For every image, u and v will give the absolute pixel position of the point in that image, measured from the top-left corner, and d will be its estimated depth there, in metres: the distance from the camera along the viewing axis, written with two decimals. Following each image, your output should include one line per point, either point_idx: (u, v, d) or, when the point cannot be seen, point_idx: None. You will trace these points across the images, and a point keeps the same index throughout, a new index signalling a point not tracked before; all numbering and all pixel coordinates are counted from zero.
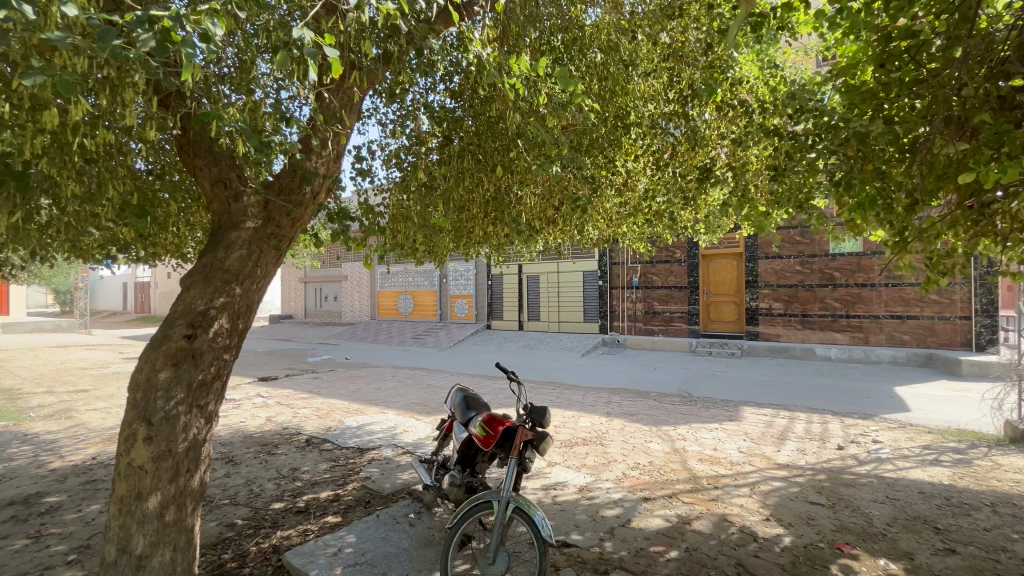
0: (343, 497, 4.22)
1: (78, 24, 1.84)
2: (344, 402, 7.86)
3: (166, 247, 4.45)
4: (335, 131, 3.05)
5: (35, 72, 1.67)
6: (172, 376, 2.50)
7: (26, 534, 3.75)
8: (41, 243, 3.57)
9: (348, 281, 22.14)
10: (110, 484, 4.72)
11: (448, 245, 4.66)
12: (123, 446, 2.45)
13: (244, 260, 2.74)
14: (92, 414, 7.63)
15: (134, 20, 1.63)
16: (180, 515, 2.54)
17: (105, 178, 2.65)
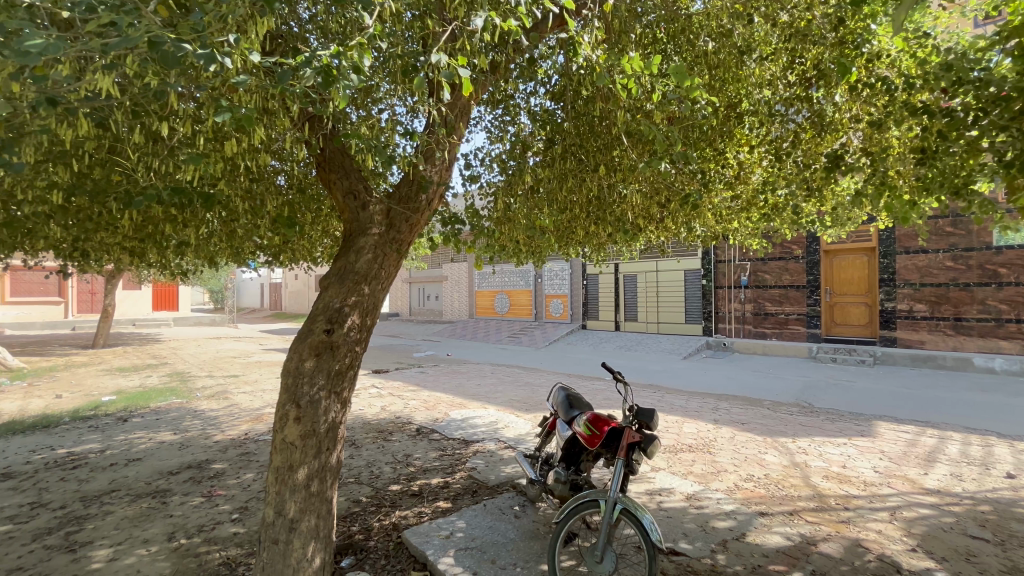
0: (452, 485, 4.48)
1: (254, 67, 2.20)
2: (449, 396, 8.31)
3: (303, 253, 5.09)
4: (450, 140, 3.25)
5: (225, 109, 2.01)
6: (315, 365, 2.86)
7: (201, 493, 4.51)
8: (213, 251, 4.28)
9: (448, 282, 23.32)
10: (260, 457, 5.50)
11: (551, 245, 4.77)
12: (278, 423, 2.84)
13: (372, 263, 3.04)
14: (242, 396, 8.92)
15: (304, 61, 1.93)
16: (322, 487, 2.89)
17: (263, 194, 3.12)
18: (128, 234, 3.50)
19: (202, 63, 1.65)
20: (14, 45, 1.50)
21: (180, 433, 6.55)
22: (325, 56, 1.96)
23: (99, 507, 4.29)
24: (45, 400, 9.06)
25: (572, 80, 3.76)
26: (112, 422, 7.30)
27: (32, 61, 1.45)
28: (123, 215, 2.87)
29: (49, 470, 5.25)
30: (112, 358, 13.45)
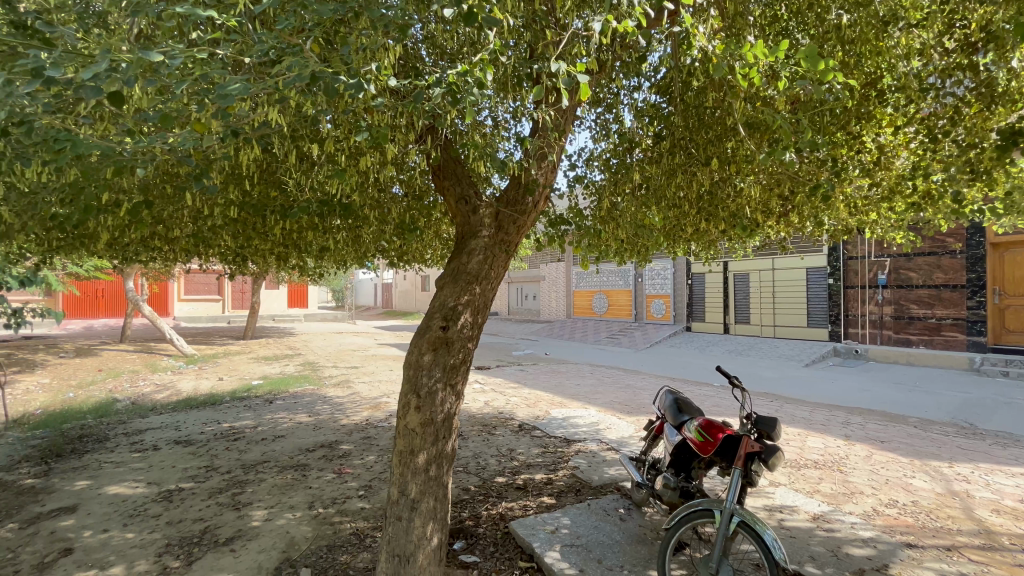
0: (556, 482, 4.55)
1: (385, 90, 2.45)
2: (549, 394, 8.40)
3: (418, 255, 5.52)
4: (554, 143, 3.30)
5: (364, 129, 2.27)
6: (433, 359, 3.08)
7: (333, 470, 5.10)
8: (344, 255, 4.81)
9: (546, 282, 23.56)
10: (379, 441, 6.05)
11: (657, 243, 4.64)
12: (401, 411, 3.10)
13: (483, 264, 3.20)
14: (362, 386, 9.87)
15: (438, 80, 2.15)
16: (439, 473, 3.11)
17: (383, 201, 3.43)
18: (280, 243, 4.10)
19: (352, 91, 1.91)
20: (216, 91, 1.86)
21: (313, 416, 7.44)
22: (453, 75, 2.15)
23: (255, 474, 5.05)
24: (211, 381, 10.82)
25: (682, 71, 3.60)
26: (261, 403, 8.51)
27: (229, 102, 1.78)
28: (278, 226, 3.38)
29: (217, 440, 6.28)
30: (258, 348, 15.64)
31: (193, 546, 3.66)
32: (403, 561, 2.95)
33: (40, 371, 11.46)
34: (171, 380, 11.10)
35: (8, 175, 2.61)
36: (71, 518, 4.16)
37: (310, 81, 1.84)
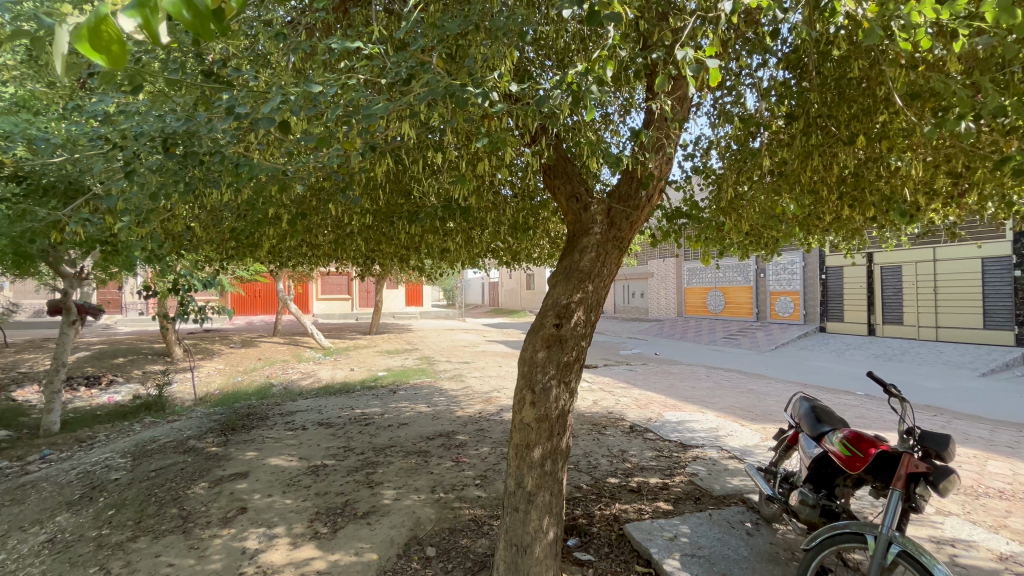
0: (672, 488, 4.35)
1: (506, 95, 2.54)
2: (661, 396, 8.05)
3: (528, 254, 5.65)
4: (669, 136, 3.16)
5: (485, 135, 2.40)
6: (547, 355, 3.12)
7: (451, 458, 5.42)
8: (461, 255, 5.09)
9: (654, 278, 22.64)
10: (492, 434, 6.29)
11: (790, 233, 4.23)
12: (517, 405, 3.18)
13: (595, 262, 3.15)
14: (474, 380, 10.36)
15: (561, 82, 2.20)
16: (554, 468, 3.15)
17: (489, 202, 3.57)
18: (404, 246, 4.48)
19: (478, 99, 2.04)
20: (360, 113, 2.09)
21: (431, 406, 7.98)
22: (574, 74, 2.18)
23: (385, 457, 5.56)
24: (344, 371, 12.13)
25: (821, 41, 3.20)
26: (386, 392, 9.34)
27: (372, 121, 2.00)
28: (406, 230, 3.70)
29: (352, 424, 7.02)
30: (383, 342, 17.21)
31: (337, 516, 4.14)
32: (521, 551, 3.04)
33: (217, 358, 13.79)
34: (313, 369, 12.66)
35: (202, 198, 3.18)
36: (244, 482, 4.95)
37: (443, 95, 2.01)
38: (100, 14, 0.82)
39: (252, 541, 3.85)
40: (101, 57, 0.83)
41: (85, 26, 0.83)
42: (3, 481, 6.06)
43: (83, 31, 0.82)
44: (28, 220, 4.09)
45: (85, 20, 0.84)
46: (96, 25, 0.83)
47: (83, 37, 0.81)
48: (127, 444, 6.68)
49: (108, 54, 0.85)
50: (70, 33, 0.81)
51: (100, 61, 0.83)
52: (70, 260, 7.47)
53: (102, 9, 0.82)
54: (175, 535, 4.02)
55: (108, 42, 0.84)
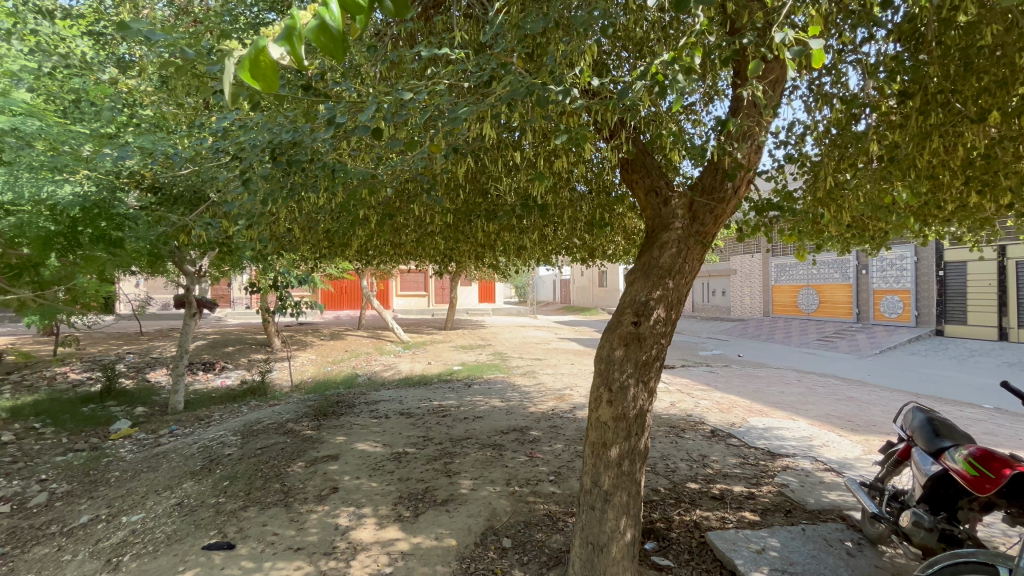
0: (759, 497, 4.09)
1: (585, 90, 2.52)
2: (746, 400, 7.57)
3: (604, 251, 5.56)
4: (759, 123, 2.96)
5: (563, 132, 2.40)
6: (624, 354, 3.04)
7: (525, 453, 5.48)
8: (536, 252, 5.12)
9: (737, 276, 21.32)
10: (565, 431, 6.28)
11: (901, 224, 3.80)
12: (593, 404, 3.13)
13: (676, 257, 3.04)
14: (546, 376, 10.39)
15: (645, 74, 2.14)
16: (632, 469, 3.08)
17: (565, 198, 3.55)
18: (481, 245, 4.60)
19: (559, 98, 2.04)
20: (446, 117, 2.18)
21: (505, 401, 8.12)
22: (659, 66, 2.11)
23: (461, 448, 5.75)
24: (423, 365, 12.69)
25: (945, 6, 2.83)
26: (462, 386, 9.64)
27: (457, 124, 2.07)
28: (483, 228, 3.79)
29: (430, 415, 7.33)
30: (458, 337, 17.78)
31: (418, 502, 4.36)
32: (597, 549, 3.03)
33: (310, 349, 14.99)
34: (394, 361, 13.36)
35: (302, 203, 3.46)
36: (336, 464, 5.36)
37: (525, 95, 2.03)
38: (259, 43, 0.78)
39: (343, 518, 4.16)
40: (259, 83, 0.80)
41: (246, 59, 0.80)
42: (142, 451, 7.04)
43: (246, 63, 0.80)
44: (162, 225, 4.68)
45: (248, 54, 0.81)
46: (256, 57, 0.80)
47: (246, 68, 0.79)
48: (238, 424, 7.47)
49: (265, 79, 0.82)
50: (236, 67, 0.79)
51: (258, 86, 0.80)
52: (192, 260, 8.49)
53: (261, 38, 0.78)
54: (278, 508, 4.45)
55: (267, 71, 0.81)
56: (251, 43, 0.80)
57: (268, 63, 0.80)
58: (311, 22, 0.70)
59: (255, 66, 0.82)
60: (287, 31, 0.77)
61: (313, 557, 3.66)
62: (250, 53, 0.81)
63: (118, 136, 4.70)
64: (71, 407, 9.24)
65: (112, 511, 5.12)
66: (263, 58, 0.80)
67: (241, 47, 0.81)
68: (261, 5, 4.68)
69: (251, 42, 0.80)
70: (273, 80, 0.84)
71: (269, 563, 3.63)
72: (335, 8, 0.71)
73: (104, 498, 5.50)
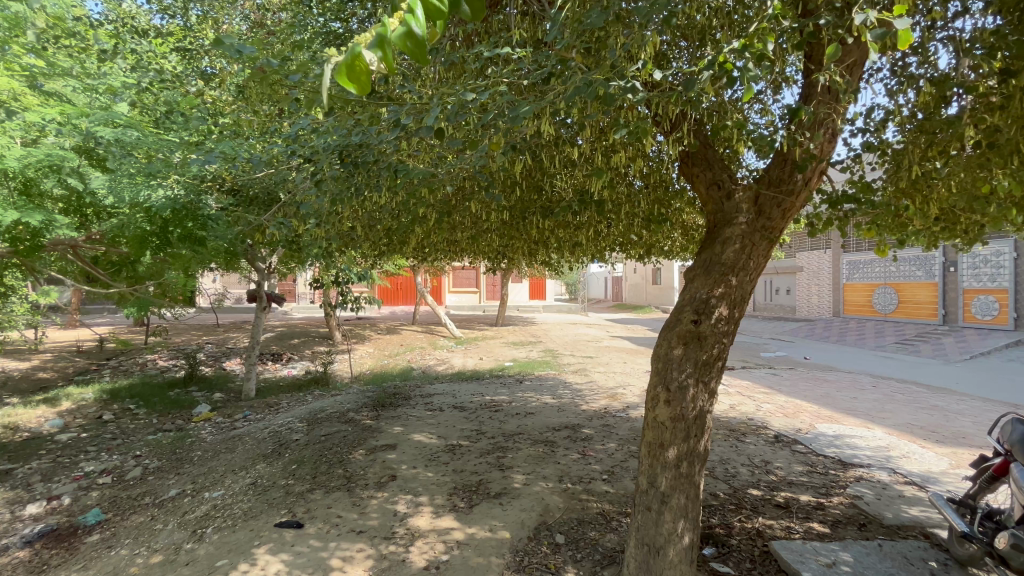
0: (829, 508, 3.86)
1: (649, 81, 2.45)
2: (813, 406, 7.14)
3: (661, 248, 5.42)
4: (835, 110, 2.78)
5: (622, 126, 2.37)
6: (683, 353, 2.94)
7: (577, 451, 5.46)
8: (592, 249, 5.07)
9: (804, 273, 20.06)
10: (618, 430, 6.19)
11: (1000, 216, 3.45)
12: (650, 403, 3.06)
13: (740, 253, 2.91)
14: (598, 375, 10.27)
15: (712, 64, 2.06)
16: (691, 471, 2.99)
17: (622, 194, 3.50)
18: (536, 242, 4.63)
19: (622, 92, 2.02)
20: (507, 115, 2.19)
21: (557, 398, 8.11)
22: (728, 55, 2.03)
23: (514, 443, 5.80)
24: (474, 360, 12.92)
25: None
26: (513, 382, 9.72)
27: (518, 122, 2.09)
28: (540, 225, 3.81)
29: (482, 410, 7.46)
30: (508, 334, 17.93)
31: (472, 493, 4.46)
32: (653, 551, 2.97)
33: (368, 343, 15.63)
34: (447, 356, 13.69)
35: (366, 202, 3.62)
36: (394, 453, 5.58)
37: (586, 91, 2.02)
38: (357, 48, 0.80)
39: (401, 505, 4.32)
40: (355, 86, 0.81)
41: (344, 64, 0.82)
42: (221, 433, 7.64)
43: (343, 67, 0.82)
44: (241, 225, 5.03)
45: (344, 60, 0.83)
46: (353, 61, 0.82)
47: (343, 72, 0.81)
48: (303, 411, 7.94)
49: (360, 82, 0.83)
50: (335, 71, 0.81)
51: (353, 88, 0.82)
52: (263, 258, 9.08)
53: (356, 44, 0.80)
54: (341, 492, 4.70)
55: (364, 75, 0.82)
56: (349, 49, 0.82)
57: (364, 68, 0.81)
58: (400, 29, 0.71)
59: (349, 71, 0.83)
60: (380, 37, 0.81)
61: (375, 540, 3.84)
62: (346, 57, 0.82)
63: (203, 143, 5.09)
64: (160, 391, 10.19)
65: (196, 487, 5.62)
66: (359, 63, 0.81)
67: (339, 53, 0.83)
68: (327, 15, 4.92)
69: (349, 48, 0.82)
70: (367, 84, 0.86)
71: (335, 543, 3.85)
72: (421, 14, 0.72)
73: (189, 474, 6.04)
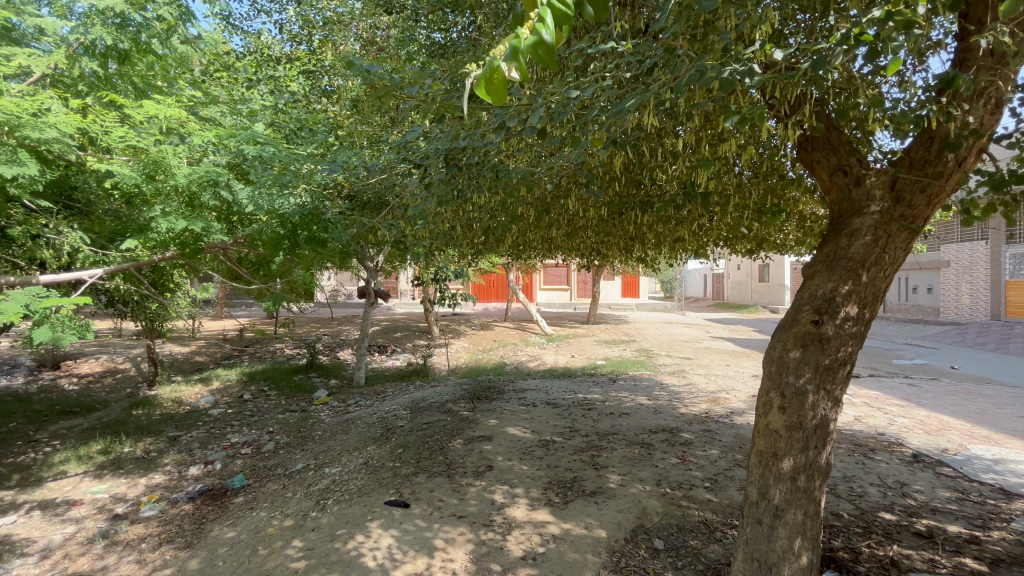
0: (986, 543, 3.30)
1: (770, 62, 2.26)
2: (964, 423, 6.13)
3: (775, 242, 5.00)
4: (1001, 75, 2.36)
5: (734, 113, 2.23)
6: (801, 356, 2.69)
7: (676, 455, 5.23)
8: (697, 243, 4.81)
9: (952, 269, 17.21)
10: (721, 437, 5.83)
11: None
12: (761, 409, 2.84)
13: (872, 246, 2.59)
14: (697, 377, 9.73)
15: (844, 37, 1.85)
16: (809, 485, 2.73)
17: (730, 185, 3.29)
18: (633, 237, 4.51)
19: (738, 78, 1.89)
20: (612, 110, 2.16)
21: (653, 400, 7.81)
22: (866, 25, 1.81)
23: (608, 442, 5.71)
24: (566, 358, 12.91)
25: None
26: (606, 381, 9.54)
27: (623, 116, 2.05)
28: (639, 221, 3.72)
29: (575, 407, 7.43)
30: (600, 332, 17.63)
31: (567, 490, 4.47)
32: (764, 568, 2.78)
33: (463, 338, 16.31)
34: (539, 353, 13.84)
35: (468, 203, 3.81)
36: (490, 444, 5.77)
37: (696, 79, 1.92)
38: (495, 60, 0.72)
39: (498, 495, 4.47)
40: (491, 94, 0.73)
41: (482, 79, 0.75)
42: (337, 416, 8.45)
43: (482, 80, 0.74)
44: (357, 228, 5.47)
45: (482, 75, 0.78)
46: (491, 75, 0.74)
47: (480, 85, 0.75)
48: (407, 400, 8.51)
49: (497, 93, 0.76)
50: (473, 84, 0.74)
51: (490, 99, 0.73)
52: (371, 258, 9.86)
53: (495, 56, 0.75)
54: (442, 477, 4.98)
55: (502, 87, 0.74)
56: (486, 63, 0.75)
57: (504, 79, 0.72)
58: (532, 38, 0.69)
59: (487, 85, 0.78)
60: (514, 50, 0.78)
61: (474, 525, 4.03)
62: (484, 72, 0.77)
63: (327, 155, 5.63)
64: (287, 375, 11.54)
65: (319, 462, 6.29)
66: (499, 75, 0.73)
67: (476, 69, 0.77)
68: (430, 27, 5.17)
69: (486, 62, 0.75)
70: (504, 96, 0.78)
71: (437, 524, 4.09)
72: (550, 22, 0.69)
73: (313, 451, 6.78)
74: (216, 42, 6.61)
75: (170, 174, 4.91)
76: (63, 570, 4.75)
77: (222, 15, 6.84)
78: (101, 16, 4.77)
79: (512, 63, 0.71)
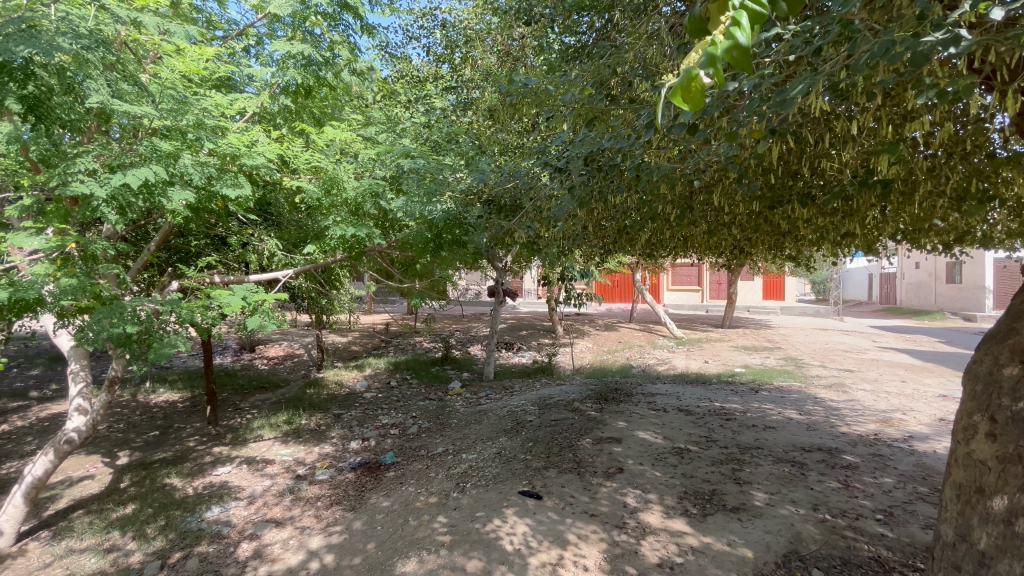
0: None
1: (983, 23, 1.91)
2: None
3: (979, 235, 4.15)
4: None
5: (927, 87, 1.94)
6: (1020, 373, 2.21)
7: (838, 479, 4.61)
8: (870, 238, 4.22)
9: None
10: (897, 464, 4.99)
11: None
12: (963, 435, 2.42)
13: None
14: (862, 393, 8.43)
15: None
16: None
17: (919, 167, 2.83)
18: (786, 233, 4.11)
19: (938, 49, 1.64)
20: (776, 99, 2.02)
21: (805, 415, 6.98)
22: None
23: (752, 456, 5.25)
24: (699, 363, 12.12)
25: None
26: (748, 390, 8.74)
27: (788, 104, 1.90)
28: (797, 215, 3.40)
29: (712, 416, 6.96)
30: (738, 336, 16.18)
31: (705, 502, 4.24)
32: None
33: (588, 338, 16.25)
34: (668, 356, 13.20)
35: (606, 204, 3.86)
36: (620, 446, 5.68)
37: (883, 53, 1.70)
38: (693, 68, 0.71)
39: (631, 499, 4.40)
40: (689, 103, 0.72)
41: (676, 89, 0.74)
42: (470, 407, 9.05)
43: (677, 91, 0.73)
44: (495, 229, 5.79)
45: (675, 84, 0.75)
46: (687, 84, 0.72)
47: (677, 94, 0.73)
48: (534, 397, 8.76)
49: (692, 101, 0.73)
50: (668, 93, 0.72)
51: (687, 106, 0.72)
52: (502, 258, 10.35)
53: (691, 65, 0.73)
54: (573, 474, 5.05)
55: (698, 93, 0.72)
56: (681, 73, 0.74)
57: (701, 87, 0.71)
58: (728, 41, 0.68)
59: (683, 93, 0.75)
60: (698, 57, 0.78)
61: (607, 525, 4.03)
62: (679, 82, 0.74)
63: (471, 163, 6.06)
64: (426, 367, 12.64)
65: (456, 448, 6.80)
66: (695, 83, 0.71)
67: (670, 81, 0.75)
68: (562, 32, 5.28)
69: (680, 73, 0.74)
70: (700, 102, 0.74)
71: (570, 520, 4.18)
72: (746, 23, 0.68)
73: (450, 437, 7.35)
74: (376, 70, 7.51)
75: (342, 189, 5.80)
76: (264, 514, 5.85)
77: (380, 45, 7.75)
78: (293, 60, 5.75)
79: (711, 69, 0.70)
